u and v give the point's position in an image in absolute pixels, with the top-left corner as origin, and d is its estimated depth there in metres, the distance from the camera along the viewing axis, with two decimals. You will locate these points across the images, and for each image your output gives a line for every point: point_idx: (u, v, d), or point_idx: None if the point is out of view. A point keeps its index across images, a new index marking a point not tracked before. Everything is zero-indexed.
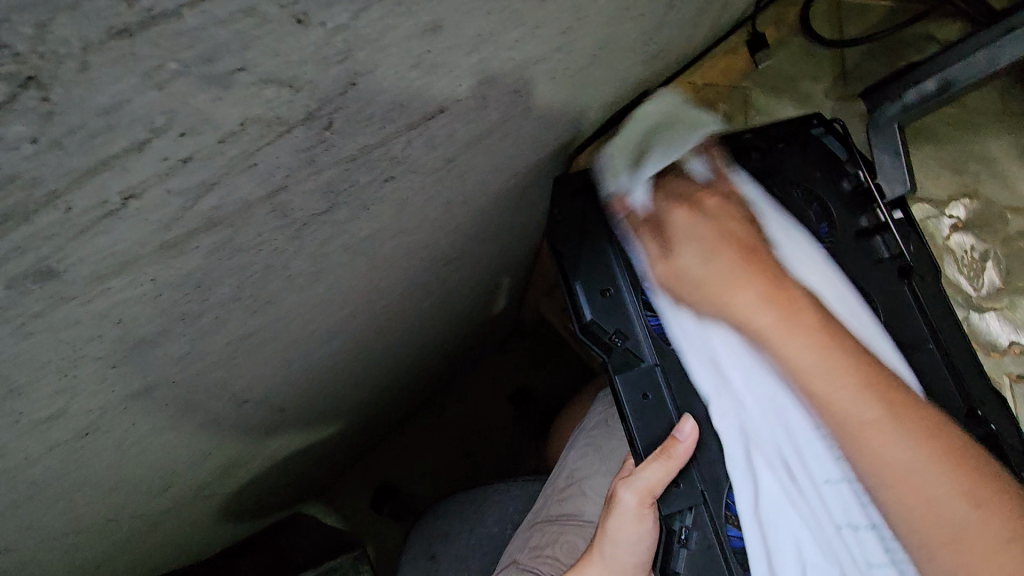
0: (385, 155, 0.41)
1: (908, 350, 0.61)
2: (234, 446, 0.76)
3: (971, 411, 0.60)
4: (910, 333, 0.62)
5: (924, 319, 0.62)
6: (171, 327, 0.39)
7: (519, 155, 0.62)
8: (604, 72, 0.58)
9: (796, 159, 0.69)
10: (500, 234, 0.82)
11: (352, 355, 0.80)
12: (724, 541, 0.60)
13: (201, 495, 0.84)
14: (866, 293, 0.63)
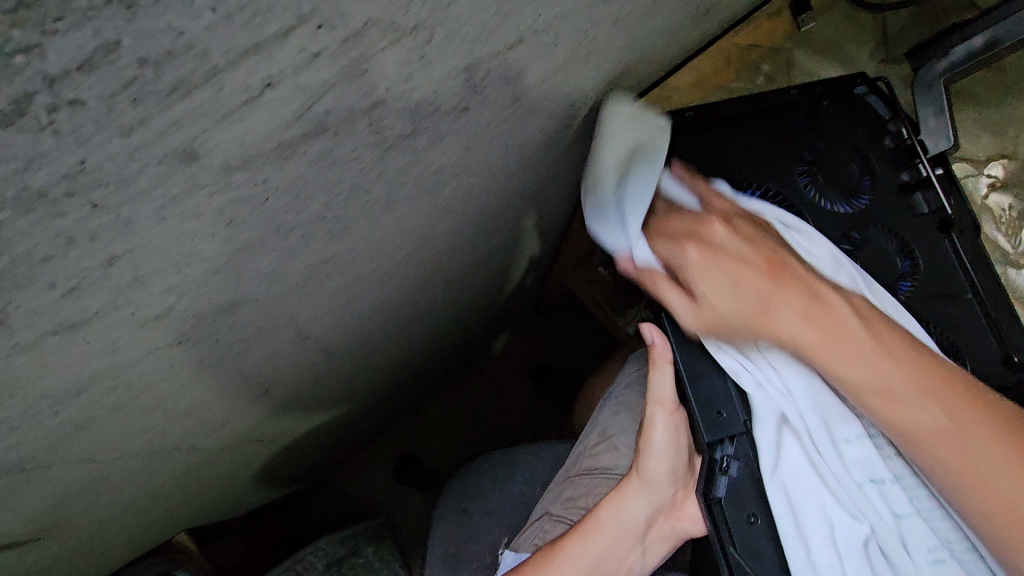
0: (466, 81, 0.43)
1: (945, 299, 0.65)
2: (285, 389, 0.79)
3: (1007, 359, 0.63)
4: (948, 283, 0.66)
5: (964, 270, 0.65)
6: (267, 237, 0.42)
7: (572, 107, 0.64)
8: (659, 22, 0.60)
9: (841, 117, 0.71)
10: (542, 193, 0.85)
11: (397, 306, 0.83)
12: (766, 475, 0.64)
13: (248, 439, 0.88)
14: (906, 244, 0.67)
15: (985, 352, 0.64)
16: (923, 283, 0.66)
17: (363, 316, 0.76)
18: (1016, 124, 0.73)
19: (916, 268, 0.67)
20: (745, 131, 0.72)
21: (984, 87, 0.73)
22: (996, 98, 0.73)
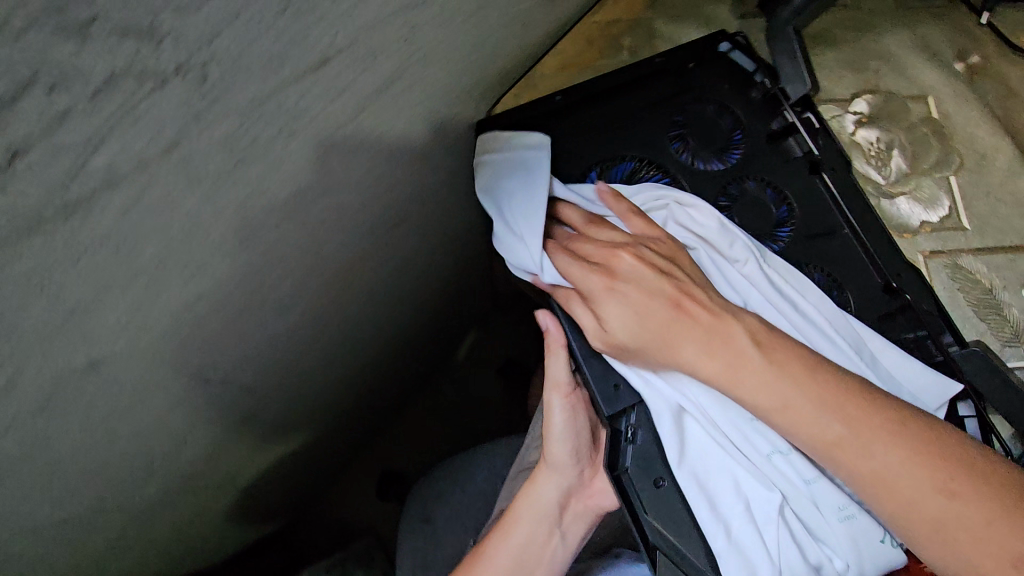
0: (281, 108, 0.43)
1: (824, 239, 0.67)
2: (214, 431, 0.79)
3: (887, 287, 0.65)
4: (826, 223, 0.67)
5: (838, 209, 0.67)
6: (102, 293, 0.42)
7: (434, 109, 0.64)
8: (499, 15, 0.61)
9: (707, 76, 0.72)
10: (442, 195, 0.85)
11: (316, 330, 0.83)
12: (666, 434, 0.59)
13: (193, 487, 0.87)
14: (781, 190, 0.69)
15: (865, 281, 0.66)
16: (803, 226, 0.68)
17: (274, 345, 0.75)
18: (874, 60, 0.76)
19: (795, 213, 0.68)
20: (618, 102, 0.71)
21: (838, 31, 0.78)
22: (849, 41, 0.78)
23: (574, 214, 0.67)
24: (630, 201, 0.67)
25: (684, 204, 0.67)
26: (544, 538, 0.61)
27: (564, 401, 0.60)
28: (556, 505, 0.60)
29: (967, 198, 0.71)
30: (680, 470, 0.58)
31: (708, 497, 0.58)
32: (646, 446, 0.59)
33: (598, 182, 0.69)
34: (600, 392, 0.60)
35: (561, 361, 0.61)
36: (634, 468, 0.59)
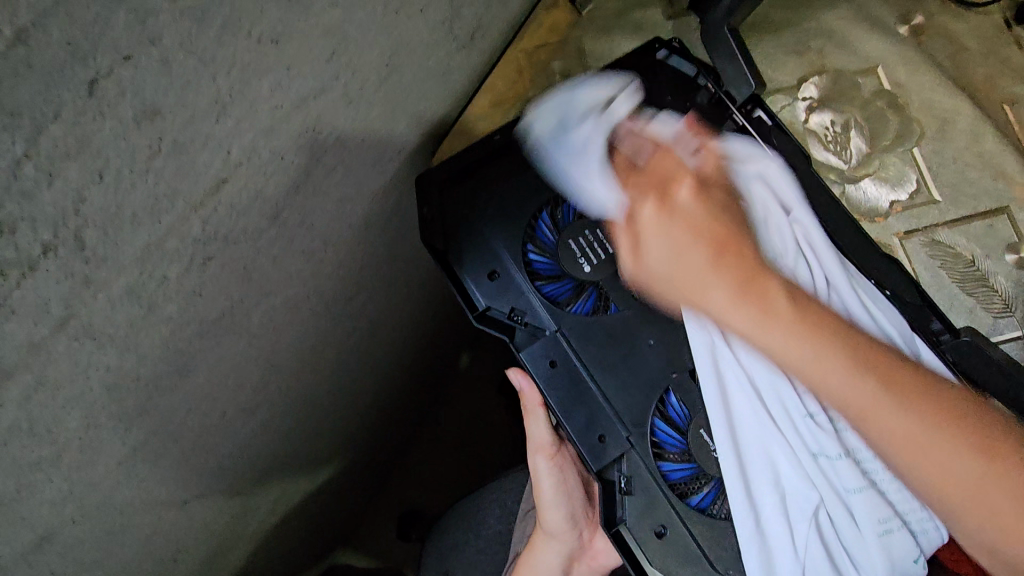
0: (185, 241, 0.40)
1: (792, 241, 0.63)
2: (218, 542, 0.76)
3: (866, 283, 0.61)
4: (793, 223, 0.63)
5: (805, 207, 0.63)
6: (28, 476, 0.39)
7: (367, 182, 0.60)
8: (413, 74, 0.57)
9: (648, 88, 0.67)
10: (403, 255, 0.81)
11: (296, 417, 0.79)
12: (661, 479, 0.53)
13: None
14: None
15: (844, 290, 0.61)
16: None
17: (254, 446, 0.72)
18: (816, 37, 0.72)
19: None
20: None
21: (774, 11, 0.72)
22: (789, 18, 0.72)
23: (529, 262, 0.61)
24: (587, 237, 0.60)
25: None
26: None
27: (552, 465, 0.59)
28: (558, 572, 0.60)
29: (935, 168, 0.67)
30: (683, 517, 0.52)
31: (718, 540, 0.52)
32: (644, 495, 0.54)
33: (551, 221, 0.62)
34: (584, 446, 0.54)
35: (544, 423, 0.58)
36: (633, 520, 0.53)
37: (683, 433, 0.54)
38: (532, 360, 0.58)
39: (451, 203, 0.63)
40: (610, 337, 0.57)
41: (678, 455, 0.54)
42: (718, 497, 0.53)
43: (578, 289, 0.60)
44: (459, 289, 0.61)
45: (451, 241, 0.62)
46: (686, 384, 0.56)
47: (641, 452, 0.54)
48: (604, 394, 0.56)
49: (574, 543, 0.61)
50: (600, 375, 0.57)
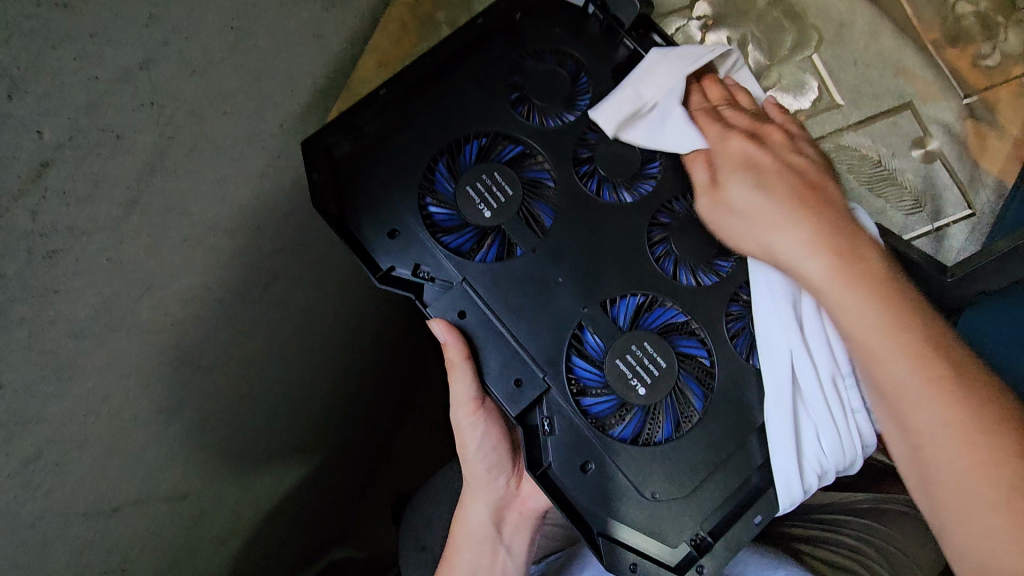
0: (14, 235, 0.38)
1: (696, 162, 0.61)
2: (186, 559, 0.74)
3: None
4: None
5: None
6: None
7: (246, 159, 0.58)
8: (273, 40, 0.54)
9: (535, 23, 0.64)
10: (322, 239, 0.78)
11: (243, 421, 0.77)
12: (583, 415, 0.53)
13: None
14: None
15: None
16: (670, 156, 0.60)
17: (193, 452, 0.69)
18: None
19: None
20: (447, 82, 0.62)
21: None
22: None
23: (427, 214, 0.59)
24: (485, 182, 0.58)
25: (546, 171, 0.60)
26: (489, 558, 0.59)
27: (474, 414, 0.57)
28: (488, 522, 0.59)
29: (835, 73, 0.66)
30: (607, 449, 0.52)
31: (643, 466, 0.52)
32: (567, 434, 0.53)
33: (448, 170, 0.60)
34: (500, 393, 0.53)
35: (464, 375, 0.54)
36: (558, 462, 0.52)
37: (600, 366, 0.54)
38: (438, 315, 0.55)
39: (341, 168, 0.60)
40: (517, 283, 0.56)
41: (599, 389, 0.54)
42: (642, 423, 0.53)
43: (481, 236, 0.58)
44: (357, 250, 0.58)
45: (344, 204, 0.59)
46: (597, 315, 0.55)
47: (560, 391, 0.53)
48: (516, 338, 0.54)
49: (500, 491, 0.60)
50: (511, 320, 0.55)
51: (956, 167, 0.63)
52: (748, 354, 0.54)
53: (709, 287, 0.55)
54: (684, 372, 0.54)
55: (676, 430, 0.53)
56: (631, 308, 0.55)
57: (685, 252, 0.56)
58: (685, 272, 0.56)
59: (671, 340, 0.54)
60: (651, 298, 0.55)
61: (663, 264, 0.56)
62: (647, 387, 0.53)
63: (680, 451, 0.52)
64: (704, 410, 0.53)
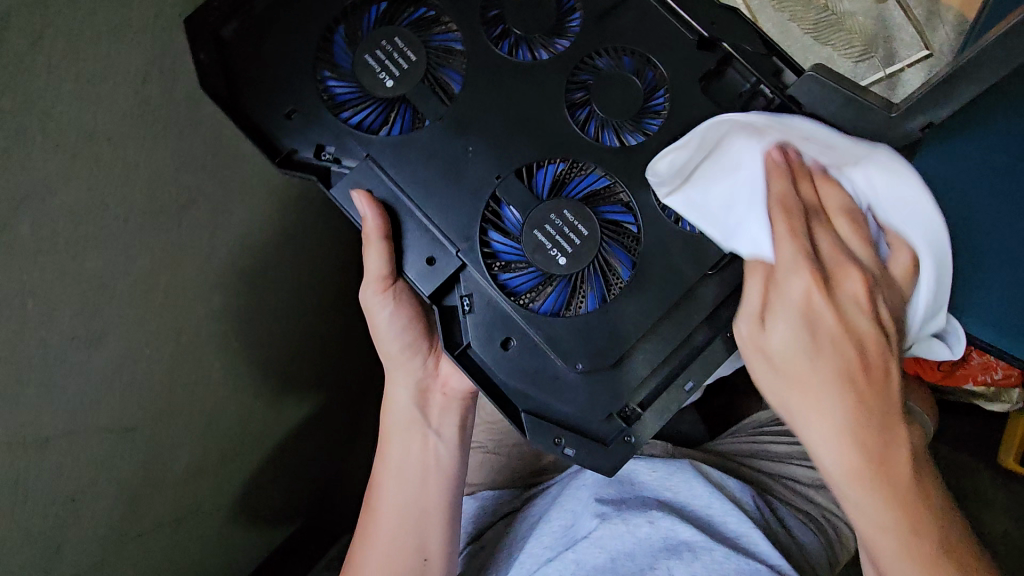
0: None
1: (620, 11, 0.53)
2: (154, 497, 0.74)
3: (706, 43, 0.53)
4: None
5: None
6: None
7: (119, 56, 0.58)
8: None
9: None
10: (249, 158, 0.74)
11: (200, 359, 0.73)
12: (500, 289, 0.51)
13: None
14: None
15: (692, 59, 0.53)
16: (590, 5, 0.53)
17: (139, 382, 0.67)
18: None
19: None
20: None
21: None
22: None
23: (329, 89, 0.53)
24: (385, 49, 0.52)
25: (454, 35, 0.53)
26: (420, 443, 0.60)
27: (386, 296, 0.55)
28: (413, 406, 0.59)
29: None
30: (527, 322, 0.51)
31: (563, 337, 0.51)
32: (486, 311, 0.51)
33: (347, 38, 0.53)
34: (413, 272, 0.51)
35: (379, 254, 0.50)
36: (478, 339, 0.51)
37: (517, 238, 0.51)
38: (341, 195, 0.51)
39: (230, 52, 0.54)
40: (427, 157, 0.52)
41: (520, 264, 0.51)
42: (567, 293, 0.51)
43: (387, 110, 0.53)
44: (254, 134, 0.52)
45: (236, 88, 0.53)
46: (512, 184, 0.51)
47: (475, 266, 0.51)
48: (426, 213, 0.51)
49: (421, 374, 0.59)
50: (420, 196, 0.52)
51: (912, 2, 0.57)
52: (678, 217, 0.52)
53: (634, 147, 0.52)
54: (609, 239, 0.51)
55: (601, 302, 0.51)
56: (550, 175, 0.52)
57: (608, 113, 0.52)
58: (608, 134, 0.52)
59: (594, 206, 0.52)
60: (572, 160, 0.52)
61: (585, 127, 0.52)
62: (568, 258, 0.51)
63: (605, 322, 0.51)
64: (630, 279, 0.51)
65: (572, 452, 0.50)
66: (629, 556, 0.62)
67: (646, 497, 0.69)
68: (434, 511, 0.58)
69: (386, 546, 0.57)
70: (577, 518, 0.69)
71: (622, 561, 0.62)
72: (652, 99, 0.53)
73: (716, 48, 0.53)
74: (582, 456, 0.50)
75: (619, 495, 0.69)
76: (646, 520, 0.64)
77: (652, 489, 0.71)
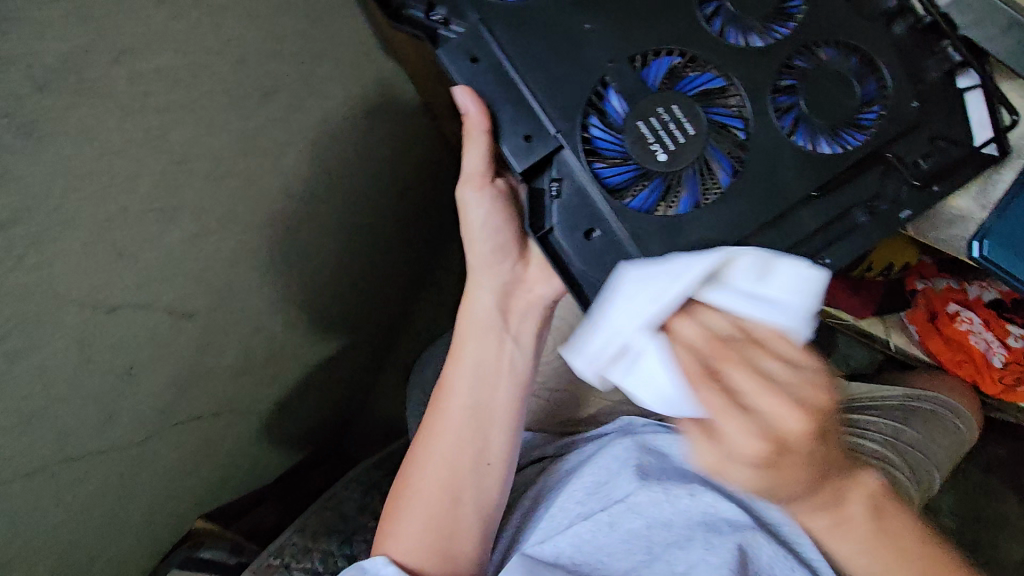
0: None
1: None
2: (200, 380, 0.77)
3: None
4: None
5: None
6: None
7: None
8: None
9: None
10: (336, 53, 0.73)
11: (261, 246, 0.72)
12: (593, 177, 0.51)
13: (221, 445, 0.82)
14: None
15: None
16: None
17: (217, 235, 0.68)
18: None
19: None
20: None
21: None
22: None
23: None
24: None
25: None
26: (496, 347, 0.60)
27: (482, 194, 0.58)
28: (494, 308, 0.59)
29: None
30: (616, 217, 0.50)
31: (652, 236, 0.50)
32: (574, 198, 0.51)
33: None
34: (507, 146, 0.52)
35: (478, 148, 0.54)
36: (561, 225, 0.51)
37: (620, 129, 0.51)
38: (449, 56, 0.52)
39: None
40: (540, 33, 0.52)
41: (615, 156, 0.51)
42: (660, 192, 0.50)
43: None
44: None
45: None
46: (624, 74, 0.51)
47: (573, 149, 0.51)
48: (530, 89, 0.52)
49: (505, 276, 0.60)
50: (527, 72, 0.52)
51: None
52: (791, 130, 0.50)
53: (760, 49, 0.50)
54: (714, 144, 0.50)
55: (694, 205, 0.50)
56: (665, 68, 0.51)
57: (740, 9, 0.51)
58: (733, 32, 0.51)
59: (707, 106, 0.50)
60: (691, 56, 0.51)
61: (711, 21, 0.52)
62: (669, 154, 0.50)
63: (695, 226, 0.49)
64: (730, 185, 0.50)
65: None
66: (666, 524, 0.62)
67: (684, 471, 0.67)
68: (503, 412, 0.59)
69: (451, 438, 0.57)
70: (612, 476, 0.67)
71: (658, 529, 0.62)
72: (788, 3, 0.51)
73: None
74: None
75: (658, 467, 0.67)
76: (686, 493, 0.63)
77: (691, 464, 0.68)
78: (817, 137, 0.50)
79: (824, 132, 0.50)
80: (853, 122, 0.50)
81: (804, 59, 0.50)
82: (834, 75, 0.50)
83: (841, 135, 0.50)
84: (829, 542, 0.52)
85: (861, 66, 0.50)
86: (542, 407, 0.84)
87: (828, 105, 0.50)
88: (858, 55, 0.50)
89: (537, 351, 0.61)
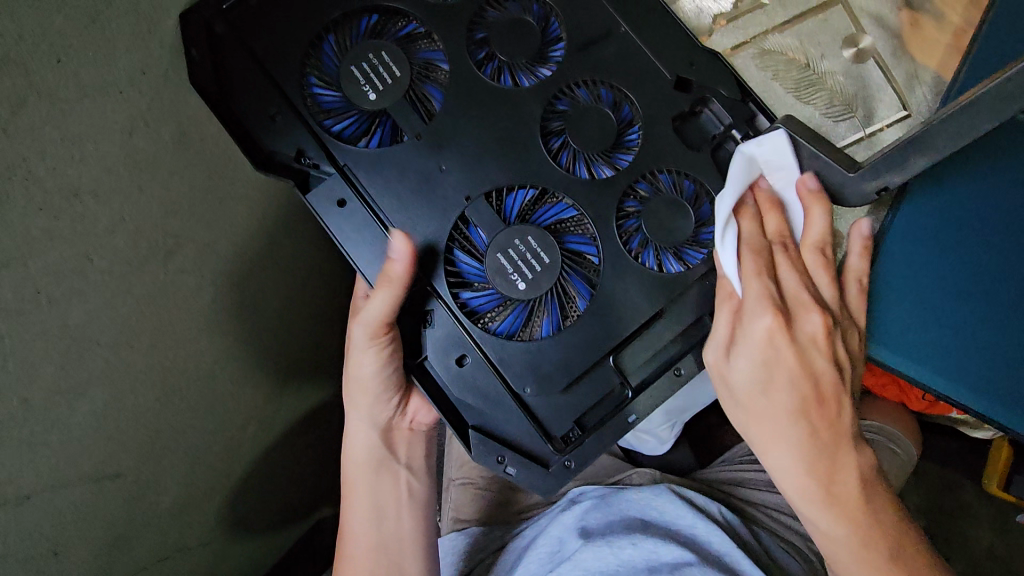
0: None
1: (601, 43, 0.57)
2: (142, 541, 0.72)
3: (683, 83, 0.57)
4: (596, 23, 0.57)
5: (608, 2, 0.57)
6: None
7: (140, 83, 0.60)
8: None
9: None
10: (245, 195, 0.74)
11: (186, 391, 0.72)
12: (460, 309, 0.55)
13: None
14: (548, 11, 0.57)
15: (661, 98, 0.57)
16: (573, 35, 0.57)
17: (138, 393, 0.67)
18: None
19: (563, 25, 0.57)
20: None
21: None
22: None
23: (314, 97, 0.56)
24: (371, 62, 0.55)
25: (439, 53, 0.57)
26: (391, 479, 0.65)
27: (375, 344, 0.55)
28: (380, 445, 0.64)
29: None
30: (484, 341, 0.55)
31: (515, 358, 0.55)
32: (447, 328, 0.55)
33: (337, 48, 0.56)
34: (380, 285, 0.55)
35: (385, 298, 0.52)
36: (435, 354, 0.55)
37: (482, 258, 0.55)
38: (318, 204, 0.54)
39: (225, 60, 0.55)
40: (403, 178, 0.56)
41: (480, 284, 0.56)
42: (523, 316, 0.55)
43: (368, 121, 0.56)
44: (232, 132, 0.53)
45: (225, 87, 0.55)
46: (483, 207, 0.55)
47: (440, 285, 0.55)
48: (398, 231, 0.55)
49: (389, 417, 0.63)
50: (395, 217, 0.56)
51: (892, 68, 0.66)
52: (638, 252, 0.56)
53: (603, 178, 0.56)
54: (571, 269, 0.55)
55: (555, 328, 0.55)
56: (519, 200, 0.56)
57: (583, 147, 0.56)
58: (581, 165, 0.56)
59: (560, 235, 0.56)
60: (542, 189, 0.56)
61: (558, 156, 0.56)
62: (527, 282, 0.55)
63: (556, 347, 0.55)
64: (586, 308, 0.55)
65: (513, 472, 0.54)
66: None
67: (629, 521, 0.68)
68: (410, 543, 0.64)
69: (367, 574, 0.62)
70: (562, 543, 0.68)
71: None
72: (626, 134, 0.57)
73: (691, 89, 0.57)
74: (523, 475, 0.54)
75: (603, 522, 0.68)
76: (629, 542, 0.63)
77: (636, 509, 0.70)
78: (663, 257, 0.56)
79: (667, 250, 0.56)
80: (693, 240, 0.56)
81: (645, 184, 0.56)
82: (670, 200, 0.56)
83: (683, 253, 0.56)
84: (793, 485, 0.52)
85: (693, 188, 0.57)
86: (486, 498, 0.84)
87: (665, 227, 0.55)
88: (689, 178, 0.57)
89: (427, 472, 0.68)
